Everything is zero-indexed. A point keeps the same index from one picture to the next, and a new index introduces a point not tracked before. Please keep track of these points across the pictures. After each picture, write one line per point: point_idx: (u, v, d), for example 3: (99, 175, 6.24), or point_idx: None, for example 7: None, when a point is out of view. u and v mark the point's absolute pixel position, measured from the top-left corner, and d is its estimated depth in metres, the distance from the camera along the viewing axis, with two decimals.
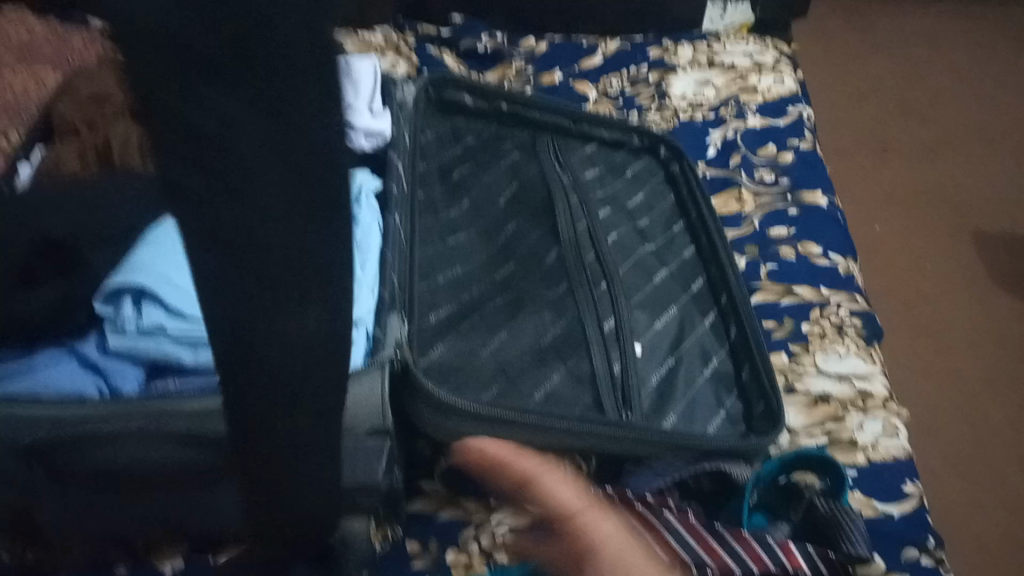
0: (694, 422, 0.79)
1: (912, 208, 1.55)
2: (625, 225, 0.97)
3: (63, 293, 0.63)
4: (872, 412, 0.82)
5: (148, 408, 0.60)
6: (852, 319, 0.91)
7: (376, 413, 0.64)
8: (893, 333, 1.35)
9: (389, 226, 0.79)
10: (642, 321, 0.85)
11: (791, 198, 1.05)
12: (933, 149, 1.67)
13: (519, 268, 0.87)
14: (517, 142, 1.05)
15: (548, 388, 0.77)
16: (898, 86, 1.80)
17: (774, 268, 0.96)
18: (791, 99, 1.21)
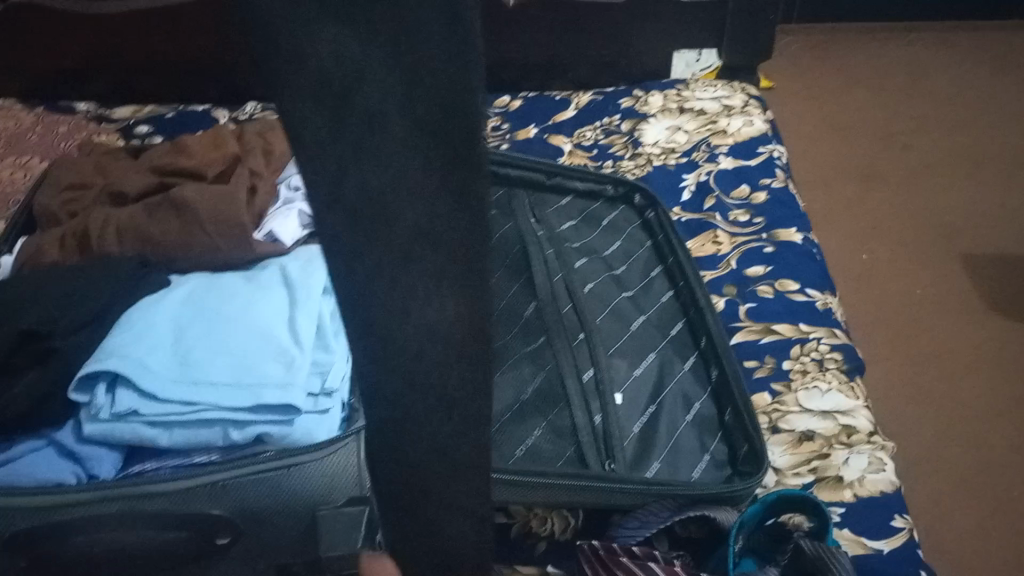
0: (678, 468, 0.79)
1: (895, 236, 1.56)
2: (602, 276, 0.99)
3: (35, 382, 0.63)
4: (857, 446, 0.82)
5: (125, 494, 0.62)
6: (833, 354, 0.92)
7: (353, 483, 0.64)
8: (885, 362, 1.35)
9: None
10: (621, 368, 0.87)
11: (766, 237, 1.09)
12: (913, 175, 1.69)
13: (498, 323, 0.89)
14: (492, 201, 1.10)
15: (529, 443, 0.78)
16: (874, 115, 1.82)
17: (751, 306, 0.99)
18: (760, 140, 1.25)
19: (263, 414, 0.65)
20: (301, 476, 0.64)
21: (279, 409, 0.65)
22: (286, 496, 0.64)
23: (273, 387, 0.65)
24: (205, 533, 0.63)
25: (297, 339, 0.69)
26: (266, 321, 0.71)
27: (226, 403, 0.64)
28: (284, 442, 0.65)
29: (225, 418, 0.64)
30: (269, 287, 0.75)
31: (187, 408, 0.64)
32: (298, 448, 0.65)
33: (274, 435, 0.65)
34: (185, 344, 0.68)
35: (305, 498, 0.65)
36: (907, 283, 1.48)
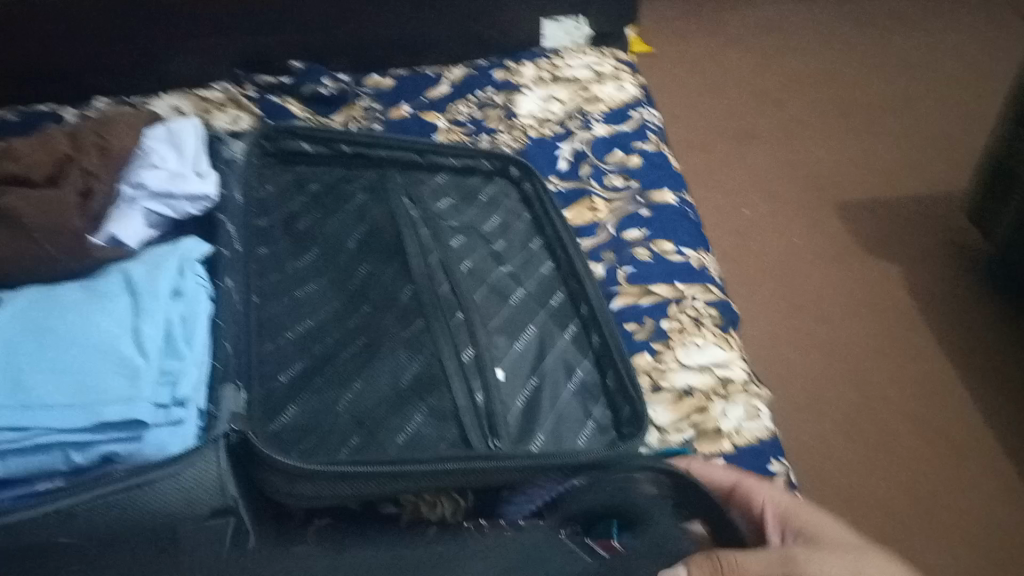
0: (563, 439, 0.79)
1: (774, 189, 1.61)
2: (479, 253, 0.97)
3: None
4: (734, 397, 0.84)
5: None
6: (709, 310, 0.94)
7: (216, 494, 0.63)
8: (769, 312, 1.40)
9: (224, 292, 0.76)
10: (502, 346, 0.85)
11: (642, 200, 1.09)
12: (789, 128, 1.74)
13: (373, 312, 0.86)
14: (364, 183, 1.05)
15: (411, 430, 0.75)
16: (749, 74, 1.87)
17: (631, 270, 0.99)
18: (630, 104, 1.27)
19: (108, 433, 0.60)
20: (156, 495, 0.61)
21: (126, 426, 0.61)
22: (139, 517, 0.61)
23: (116, 402, 0.60)
24: (54, 565, 0.59)
25: (143, 348, 0.65)
26: (108, 333, 0.65)
27: (65, 426, 0.59)
28: (136, 460, 0.61)
29: (65, 442, 0.59)
30: (111, 296, 0.69)
31: (18, 436, 0.58)
32: (150, 464, 0.61)
33: (122, 454, 0.61)
34: (13, 366, 0.62)
35: (164, 516, 0.61)
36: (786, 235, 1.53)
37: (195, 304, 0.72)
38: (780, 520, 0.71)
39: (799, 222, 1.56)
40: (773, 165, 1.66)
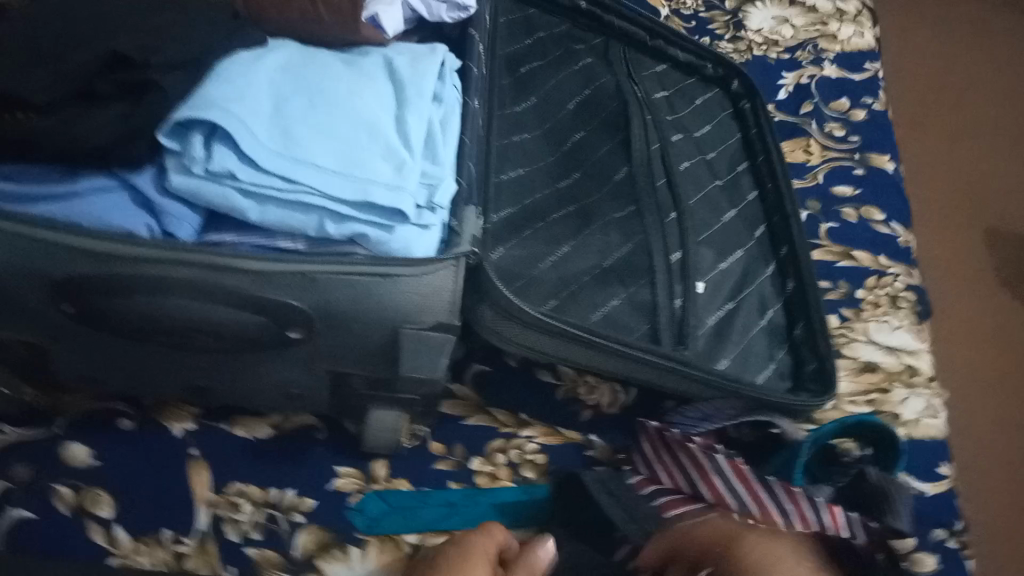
0: (746, 369, 0.76)
1: (976, 179, 1.43)
2: (695, 158, 0.90)
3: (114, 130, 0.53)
4: (916, 388, 0.81)
5: (202, 260, 0.55)
6: (907, 294, 0.88)
7: (446, 308, 0.60)
8: None
9: (470, 111, 0.71)
10: (707, 258, 0.81)
11: (858, 159, 0.99)
12: (1007, 122, 1.54)
13: (584, 179, 0.81)
14: (591, 47, 0.95)
15: (607, 309, 0.73)
16: (979, 52, 1.64)
17: (835, 227, 0.92)
18: (869, 55, 1.12)
19: (367, 214, 0.57)
20: (393, 289, 0.58)
21: (384, 212, 0.58)
22: (372, 306, 0.59)
23: (384, 187, 0.57)
24: (279, 322, 0.58)
25: (408, 139, 0.62)
26: (375, 113, 0.62)
27: (333, 192, 0.56)
28: (379, 249, 0.58)
29: (327, 207, 0.57)
30: (376, 76, 0.65)
31: (286, 187, 0.56)
32: (392, 258, 0.58)
33: (372, 239, 0.58)
34: (288, 116, 0.59)
35: (390, 313, 0.59)
36: (979, 231, 1.36)
37: (448, 112, 0.68)
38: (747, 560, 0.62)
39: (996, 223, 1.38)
40: (982, 155, 1.47)
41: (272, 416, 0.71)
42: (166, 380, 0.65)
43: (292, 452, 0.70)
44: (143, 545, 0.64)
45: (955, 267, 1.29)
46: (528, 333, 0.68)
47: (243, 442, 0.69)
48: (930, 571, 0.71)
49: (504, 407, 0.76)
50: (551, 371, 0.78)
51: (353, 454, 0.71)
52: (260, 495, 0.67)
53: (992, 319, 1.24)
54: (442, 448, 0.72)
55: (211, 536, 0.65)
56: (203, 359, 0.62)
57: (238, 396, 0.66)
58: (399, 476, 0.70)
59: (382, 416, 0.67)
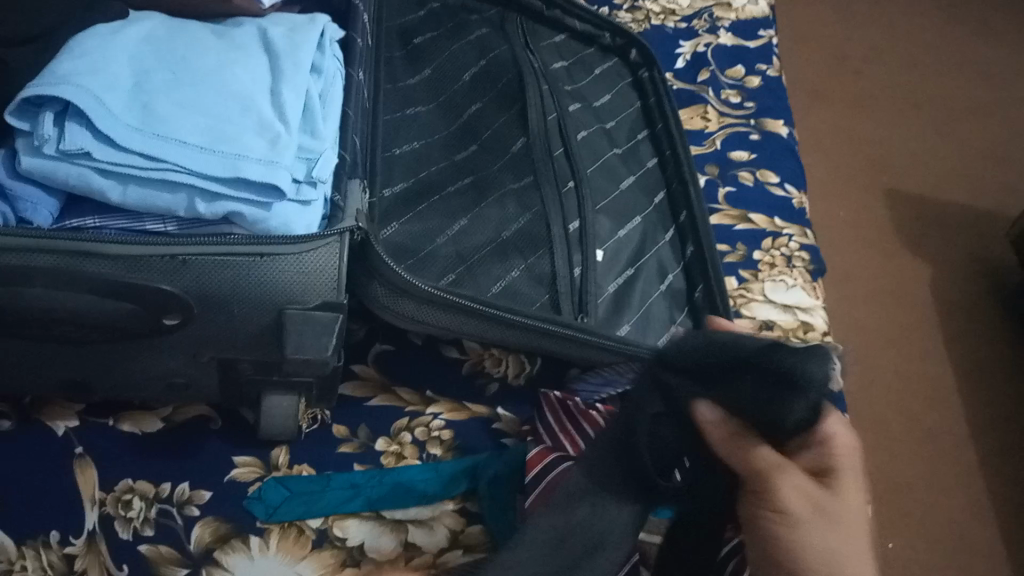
0: (647, 333, 0.77)
1: (871, 144, 1.48)
2: (594, 126, 0.91)
3: None
4: (811, 343, 0.83)
5: (63, 246, 0.52)
6: (801, 253, 0.90)
7: (331, 286, 0.58)
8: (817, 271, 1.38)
9: (353, 82, 0.70)
10: (606, 227, 0.82)
11: (753, 124, 1.01)
12: (898, 88, 1.60)
13: (480, 151, 0.80)
14: (485, 17, 0.94)
15: (507, 281, 0.73)
16: (868, 23, 1.71)
17: (732, 191, 0.94)
18: (764, 22, 1.14)
19: (237, 190, 0.55)
20: (272, 268, 0.56)
21: (258, 188, 0.56)
22: (253, 286, 0.57)
23: (256, 162, 0.56)
24: (154, 309, 0.56)
25: (282, 112, 0.60)
26: (244, 85, 0.60)
27: (198, 168, 0.54)
28: (257, 228, 0.57)
29: (194, 185, 0.54)
30: (250, 48, 0.63)
31: (147, 165, 0.53)
32: (270, 236, 0.56)
33: (247, 217, 0.56)
34: (149, 90, 0.56)
35: (271, 293, 0.57)
36: (875, 193, 1.41)
37: (327, 85, 0.66)
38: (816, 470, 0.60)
39: (891, 184, 1.43)
40: (875, 121, 1.52)
41: (161, 409, 0.68)
42: (39, 373, 0.61)
43: (185, 443, 0.67)
44: (27, 549, 0.60)
45: (851, 228, 1.34)
46: (424, 309, 0.66)
47: (129, 437, 0.66)
48: None
49: (408, 385, 0.74)
50: (456, 347, 0.78)
51: (250, 443, 0.68)
52: (152, 490, 0.64)
53: (887, 277, 1.29)
54: (345, 430, 0.70)
55: (99, 534, 0.62)
56: (78, 350, 0.59)
57: (125, 388, 0.63)
58: (299, 463, 0.68)
59: (276, 400, 0.65)
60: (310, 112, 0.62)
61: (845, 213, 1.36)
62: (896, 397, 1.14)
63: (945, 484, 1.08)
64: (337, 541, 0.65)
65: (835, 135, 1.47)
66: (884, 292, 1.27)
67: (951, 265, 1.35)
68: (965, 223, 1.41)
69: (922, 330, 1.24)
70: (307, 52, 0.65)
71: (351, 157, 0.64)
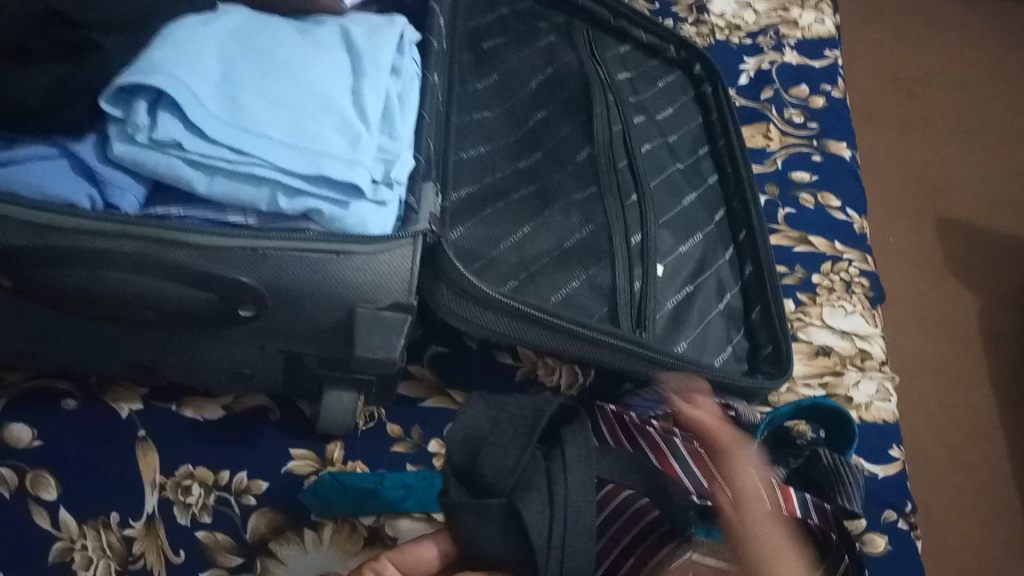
0: (703, 352, 0.77)
1: (927, 170, 1.46)
2: (657, 139, 0.90)
3: (62, 94, 0.52)
4: (868, 371, 0.82)
5: (149, 233, 0.54)
6: (861, 280, 0.89)
7: (403, 287, 0.59)
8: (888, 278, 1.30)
9: (428, 85, 0.70)
10: (666, 241, 0.82)
11: (816, 145, 1.00)
12: (957, 114, 1.57)
13: (545, 159, 0.81)
14: (552, 24, 0.94)
15: (567, 291, 0.73)
16: (929, 47, 1.68)
17: (792, 212, 0.93)
18: (829, 42, 1.12)
19: (319, 188, 0.56)
20: (347, 267, 0.57)
21: (338, 187, 0.57)
22: (327, 284, 0.57)
23: (339, 161, 0.56)
24: (230, 300, 0.57)
25: (363, 112, 0.61)
26: (328, 84, 0.61)
27: (283, 164, 0.55)
28: (333, 225, 0.57)
29: (278, 180, 0.55)
30: (333, 46, 0.64)
31: (235, 158, 0.54)
32: (347, 235, 0.57)
33: (325, 214, 0.56)
34: (238, 84, 0.57)
35: (344, 291, 0.58)
36: (929, 221, 1.39)
37: (405, 86, 0.67)
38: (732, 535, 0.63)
39: (947, 211, 1.41)
40: (932, 147, 1.50)
41: (222, 397, 0.69)
42: (110, 355, 0.63)
43: (243, 432, 0.68)
44: (88, 528, 0.62)
45: (903, 254, 1.33)
46: (486, 314, 0.67)
47: (191, 423, 0.67)
48: (881, 551, 0.72)
49: (462, 388, 0.74)
50: (510, 353, 0.77)
51: (307, 437, 0.69)
52: (210, 477, 0.65)
53: (938, 307, 1.27)
54: (398, 430, 0.71)
55: (158, 518, 0.63)
56: (150, 335, 0.60)
57: (190, 375, 0.64)
58: (353, 460, 0.69)
59: (336, 397, 0.65)
60: (389, 113, 0.63)
61: (895, 240, 1.34)
62: (943, 430, 1.12)
63: (991, 522, 1.05)
64: (389, 540, 0.65)
65: (890, 160, 1.45)
66: (935, 322, 1.25)
67: (1005, 298, 1.32)
68: (1020, 256, 1.39)
69: (973, 362, 1.22)
70: (387, 53, 0.66)
71: (425, 159, 0.65)
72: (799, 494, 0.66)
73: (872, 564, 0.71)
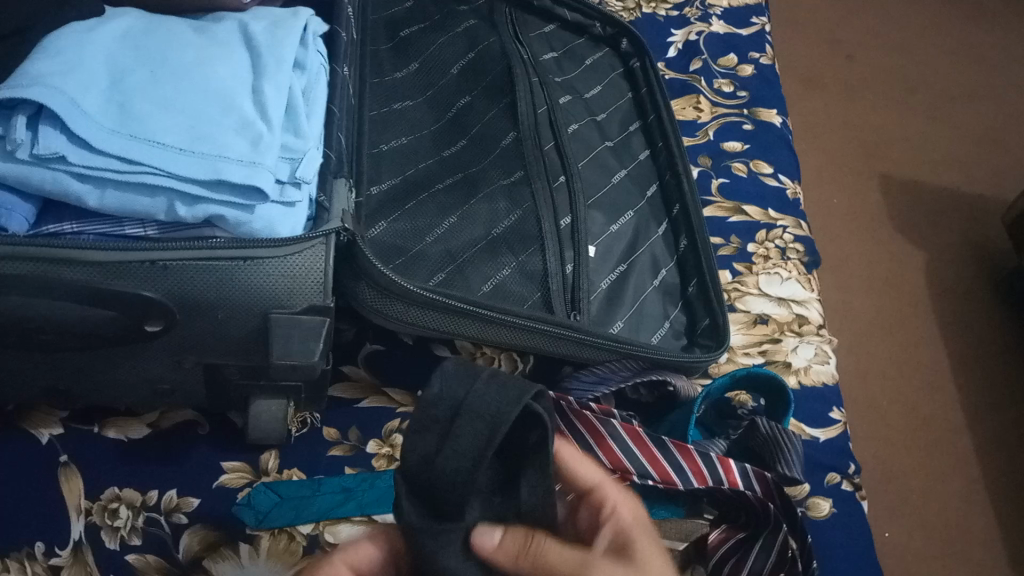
0: (640, 330, 0.76)
1: (865, 131, 1.47)
2: (585, 118, 0.89)
3: None
4: (806, 337, 0.82)
5: (42, 253, 0.51)
6: (796, 245, 0.89)
7: (317, 289, 0.57)
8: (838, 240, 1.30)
9: (338, 79, 0.68)
10: (598, 221, 0.81)
11: (746, 113, 1.00)
12: (892, 73, 1.58)
13: (469, 146, 0.79)
14: (472, 7, 0.92)
15: (497, 280, 0.72)
16: (861, 7, 1.69)
17: (725, 183, 0.93)
18: (755, 9, 1.12)
19: (218, 193, 0.54)
20: (256, 272, 0.55)
21: (239, 191, 0.54)
22: (237, 291, 0.55)
23: (237, 163, 0.54)
24: (136, 315, 0.55)
25: (264, 110, 0.58)
26: (225, 84, 0.58)
27: (176, 170, 0.52)
28: (238, 230, 0.55)
29: (174, 188, 0.53)
30: (231, 44, 0.61)
31: (126, 168, 0.52)
32: (254, 239, 0.55)
33: (228, 219, 0.54)
34: (126, 90, 0.55)
35: (256, 298, 0.56)
36: (870, 181, 1.40)
37: (312, 81, 0.65)
38: (616, 544, 0.50)
39: (886, 170, 1.42)
40: (869, 108, 1.51)
41: (147, 414, 0.67)
42: (20, 381, 0.60)
43: (173, 450, 0.66)
44: (11, 562, 0.59)
45: (847, 215, 1.33)
46: (413, 309, 0.65)
47: (115, 444, 0.65)
48: (825, 515, 0.72)
49: (399, 385, 0.73)
50: (448, 346, 0.76)
51: (240, 448, 0.67)
52: (138, 498, 0.63)
53: (882, 266, 1.28)
54: (335, 433, 0.69)
55: (86, 544, 0.61)
56: (61, 359, 0.58)
57: (109, 395, 0.62)
58: (288, 469, 0.67)
59: (264, 405, 0.63)
60: (295, 111, 0.61)
61: (839, 201, 1.34)
62: (893, 386, 1.14)
63: (942, 474, 1.07)
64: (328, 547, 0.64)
65: (829, 122, 1.46)
66: (880, 280, 1.26)
67: (946, 252, 1.34)
68: (961, 209, 1.40)
69: (918, 318, 1.24)
70: (290, 48, 0.64)
71: (337, 156, 0.63)
72: (739, 465, 0.66)
73: (817, 529, 0.71)
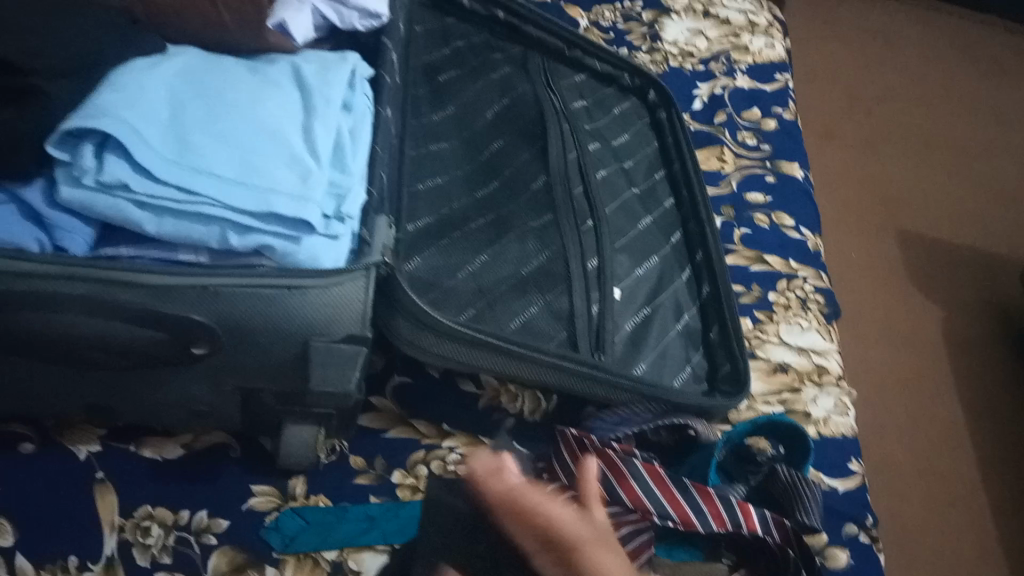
0: (662, 373, 0.78)
1: (884, 187, 1.50)
2: (612, 165, 0.92)
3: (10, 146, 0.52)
4: (825, 387, 0.83)
5: (100, 275, 0.54)
6: (816, 296, 0.91)
7: (355, 320, 0.60)
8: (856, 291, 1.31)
9: (382, 120, 0.71)
10: (624, 265, 0.83)
11: (769, 165, 1.03)
12: (911, 131, 1.61)
13: (501, 188, 0.82)
14: (506, 56, 0.96)
15: (525, 318, 0.74)
16: (882, 66, 1.72)
17: (747, 233, 0.95)
18: (779, 66, 1.16)
19: (268, 225, 0.57)
20: (299, 301, 0.58)
21: (287, 223, 0.57)
22: (280, 318, 0.58)
23: (287, 197, 0.57)
24: (183, 338, 0.57)
25: (313, 148, 0.61)
26: (277, 122, 0.61)
27: (231, 202, 0.55)
28: (285, 260, 0.58)
29: (228, 218, 0.56)
30: (283, 84, 0.65)
31: (183, 198, 0.55)
32: (299, 269, 0.57)
33: (276, 250, 0.57)
34: (185, 124, 0.58)
35: (298, 325, 0.59)
36: (887, 237, 1.42)
37: (357, 121, 0.68)
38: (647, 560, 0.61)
39: (904, 226, 1.45)
40: (887, 164, 1.54)
41: (182, 435, 0.69)
42: (64, 397, 0.62)
43: (205, 471, 0.67)
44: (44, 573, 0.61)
45: (865, 269, 1.35)
46: (444, 344, 0.67)
47: (149, 464, 0.67)
48: (842, 565, 0.72)
49: (425, 418, 0.75)
50: (473, 381, 0.78)
51: (270, 473, 0.69)
52: (170, 517, 0.65)
53: (899, 320, 1.29)
54: (361, 462, 0.71)
55: (118, 560, 0.62)
56: (105, 378, 0.60)
57: (148, 414, 0.64)
58: (315, 496, 0.68)
59: (295, 432, 0.65)
60: (341, 149, 0.64)
61: (856, 256, 1.36)
62: (910, 440, 1.14)
63: (959, 531, 1.07)
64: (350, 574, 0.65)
65: (848, 178, 1.48)
66: (897, 335, 1.27)
67: (964, 309, 1.35)
68: (979, 267, 1.42)
69: (936, 373, 1.24)
70: (338, 90, 0.67)
71: (379, 193, 0.66)
72: (759, 510, 0.67)
73: None
